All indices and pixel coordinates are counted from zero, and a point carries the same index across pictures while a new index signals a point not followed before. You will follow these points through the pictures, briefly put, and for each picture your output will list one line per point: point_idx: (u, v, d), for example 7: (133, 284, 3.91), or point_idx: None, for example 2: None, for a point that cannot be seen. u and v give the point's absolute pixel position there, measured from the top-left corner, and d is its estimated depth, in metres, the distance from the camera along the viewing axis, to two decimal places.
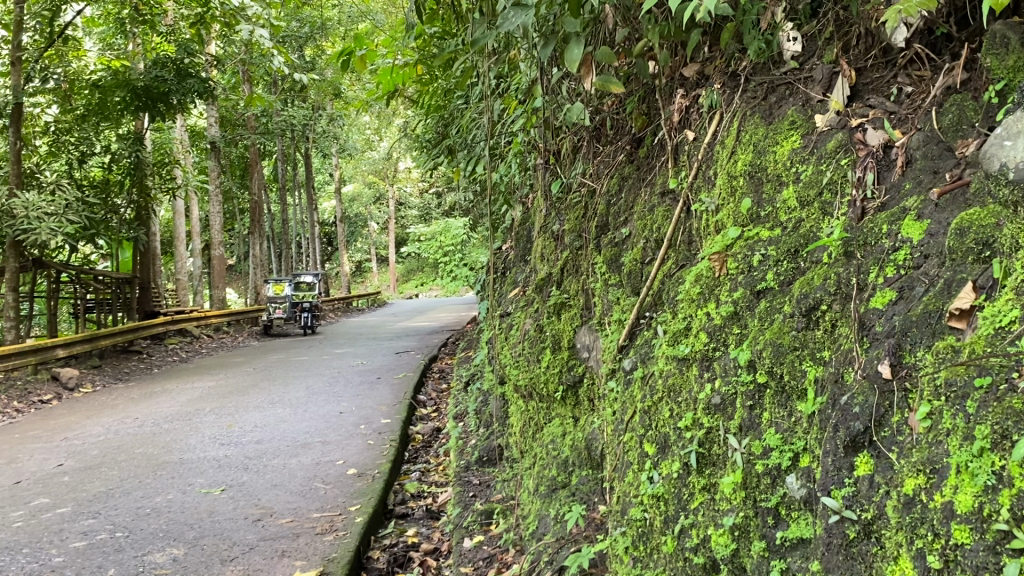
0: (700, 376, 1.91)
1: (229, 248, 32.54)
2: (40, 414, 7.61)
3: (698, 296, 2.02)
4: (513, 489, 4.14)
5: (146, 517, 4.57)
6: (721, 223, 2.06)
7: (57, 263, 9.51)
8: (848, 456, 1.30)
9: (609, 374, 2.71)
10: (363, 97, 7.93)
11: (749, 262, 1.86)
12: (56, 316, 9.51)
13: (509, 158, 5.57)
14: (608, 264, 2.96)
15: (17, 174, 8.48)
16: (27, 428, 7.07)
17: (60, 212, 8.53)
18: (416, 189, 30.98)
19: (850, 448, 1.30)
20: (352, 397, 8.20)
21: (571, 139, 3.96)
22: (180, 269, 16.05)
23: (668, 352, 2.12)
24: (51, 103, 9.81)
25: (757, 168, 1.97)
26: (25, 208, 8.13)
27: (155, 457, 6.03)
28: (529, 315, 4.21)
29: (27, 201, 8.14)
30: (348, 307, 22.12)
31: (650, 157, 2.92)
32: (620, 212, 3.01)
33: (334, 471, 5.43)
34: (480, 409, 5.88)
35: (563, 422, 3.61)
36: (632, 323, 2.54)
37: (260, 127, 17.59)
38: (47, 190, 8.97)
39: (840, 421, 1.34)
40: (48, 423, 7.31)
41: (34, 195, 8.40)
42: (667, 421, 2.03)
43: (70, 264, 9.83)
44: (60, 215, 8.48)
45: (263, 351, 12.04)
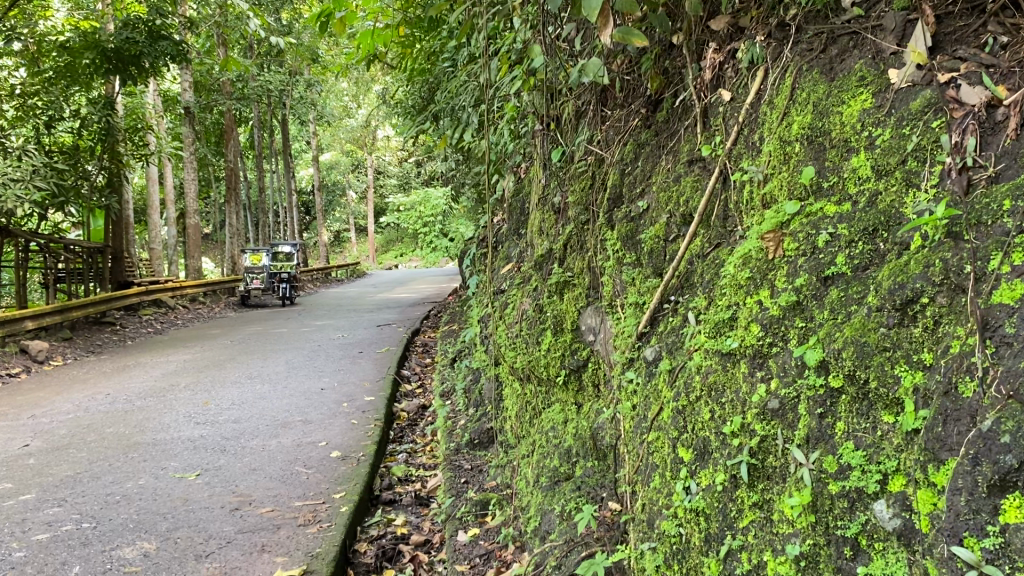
0: (749, 375, 1.65)
1: (205, 216, 31.91)
2: (7, 389, 7.25)
3: (745, 281, 1.75)
4: (509, 477, 3.88)
5: (116, 505, 4.27)
6: (773, 199, 1.79)
7: (26, 232, 9.11)
8: (991, 497, 1.06)
9: (626, 364, 2.43)
10: (343, 61, 7.58)
11: (812, 243, 1.60)
12: (25, 286, 9.12)
13: (501, 125, 5.25)
14: (622, 241, 2.67)
15: None
16: None
17: (27, 178, 8.13)
18: (396, 158, 30.49)
19: (995, 488, 1.07)
20: (333, 372, 7.91)
21: (574, 103, 3.67)
22: (155, 238, 15.60)
23: (705, 346, 1.85)
24: (18, 66, 9.35)
25: (818, 133, 1.71)
26: None
27: (127, 438, 5.71)
28: (527, 293, 3.94)
29: None
30: (326, 277, 21.73)
31: (672, 120, 2.65)
32: (637, 182, 2.73)
33: (316, 454, 5.15)
34: (469, 388, 5.61)
35: (566, 409, 3.35)
36: (654, 308, 2.26)
37: (236, 94, 17.09)
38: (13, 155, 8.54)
39: (982, 452, 1.09)
40: (15, 399, 6.96)
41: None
42: (706, 425, 1.76)
43: (40, 233, 9.42)
44: (26, 181, 8.08)
45: (240, 323, 11.70)
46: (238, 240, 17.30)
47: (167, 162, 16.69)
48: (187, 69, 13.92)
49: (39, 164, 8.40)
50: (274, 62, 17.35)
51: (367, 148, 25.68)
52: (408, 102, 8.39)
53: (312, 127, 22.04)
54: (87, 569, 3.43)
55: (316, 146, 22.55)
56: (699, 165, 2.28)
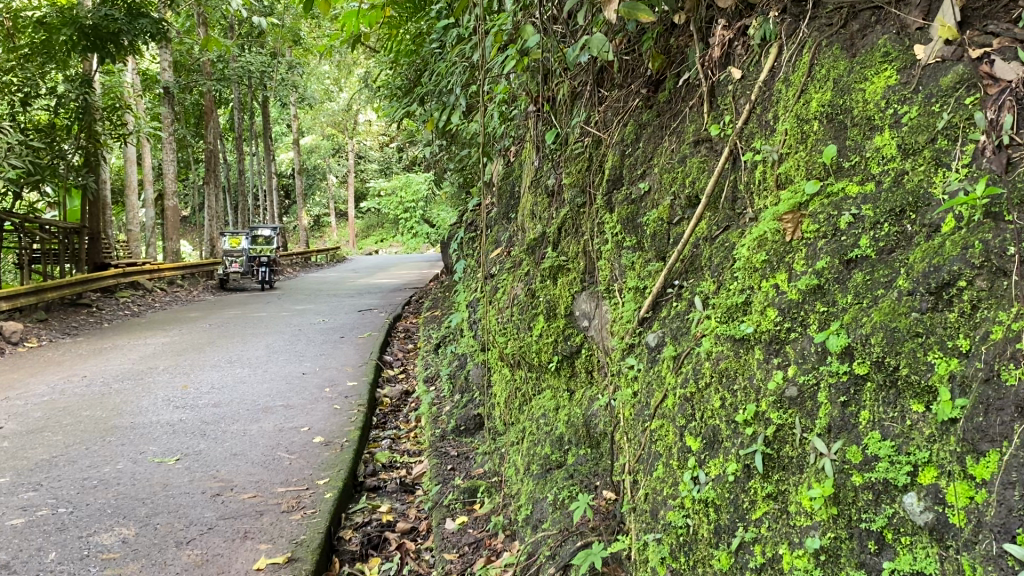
0: (764, 363, 1.58)
1: (182, 198, 31.49)
2: None
3: (761, 264, 1.69)
4: (497, 465, 3.81)
5: (93, 490, 4.16)
6: (789, 180, 1.73)
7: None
8: None
9: (626, 350, 2.36)
10: (327, 41, 7.45)
11: (834, 225, 1.54)
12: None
13: (490, 107, 5.15)
14: (623, 224, 2.60)
15: None
16: None
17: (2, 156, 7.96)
18: (377, 143, 30.24)
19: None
20: (314, 357, 7.81)
21: (569, 83, 3.58)
22: (132, 220, 15.36)
23: (716, 331, 1.78)
24: None
25: (840, 110, 1.64)
26: None
27: (104, 421, 5.59)
28: (518, 278, 3.86)
29: None
30: (306, 262, 21.53)
31: (676, 101, 2.57)
32: (638, 163, 2.66)
33: (298, 439, 5.06)
34: (455, 374, 5.54)
35: (558, 396, 3.28)
36: (657, 293, 2.19)
37: (216, 74, 16.83)
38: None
39: None
40: None
41: None
42: (715, 412, 1.69)
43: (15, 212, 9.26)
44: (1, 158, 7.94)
45: (219, 306, 11.54)
46: (216, 222, 17.07)
47: (145, 142, 16.41)
48: (167, 48, 13.66)
49: (14, 141, 8.28)
50: (255, 43, 17.08)
51: (348, 132, 25.42)
52: (393, 85, 8.25)
53: (293, 110, 21.77)
54: (63, 555, 3.33)
55: (297, 129, 22.28)
56: (706, 146, 2.20)
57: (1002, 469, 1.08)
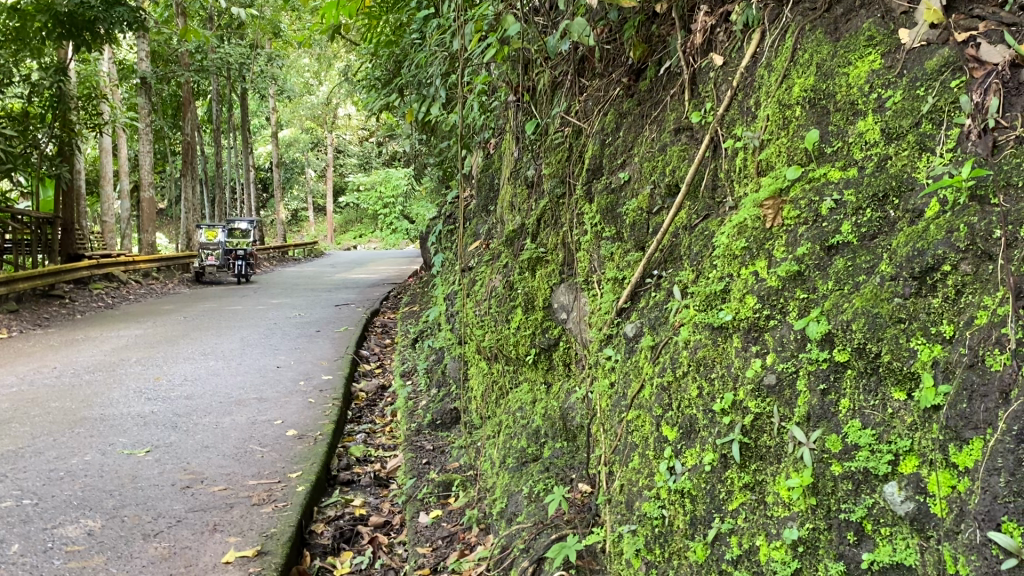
0: (743, 351, 1.55)
1: (159, 191, 31.13)
2: None
3: (740, 251, 1.65)
4: (473, 458, 3.77)
5: (59, 482, 4.08)
6: (769, 166, 1.70)
7: None
8: None
9: (604, 341, 2.33)
10: (306, 30, 7.35)
11: (816, 211, 1.51)
12: None
13: (470, 98, 5.10)
14: (602, 213, 2.56)
15: None
16: None
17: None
18: (357, 137, 30.05)
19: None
20: (290, 350, 7.72)
21: (550, 73, 3.54)
22: (107, 211, 15.16)
23: (694, 319, 1.74)
24: None
25: (823, 96, 1.62)
26: None
27: (73, 412, 5.48)
28: (496, 270, 3.82)
29: None
30: (284, 256, 21.36)
31: (657, 89, 2.54)
32: (618, 152, 2.62)
33: (271, 432, 4.99)
34: (432, 367, 5.49)
35: (535, 389, 3.25)
36: (635, 282, 2.16)
37: (193, 64, 16.63)
38: None
39: None
40: None
41: None
42: (693, 402, 1.66)
43: None
44: None
45: (195, 298, 11.41)
46: (193, 215, 16.87)
47: (121, 133, 16.19)
48: (144, 37, 13.47)
49: None
50: (234, 34, 16.90)
51: (328, 126, 25.24)
52: (372, 76, 8.17)
53: (272, 103, 21.57)
54: (26, 548, 3.24)
55: (276, 122, 22.08)
56: (686, 133, 2.17)
57: (987, 456, 1.06)
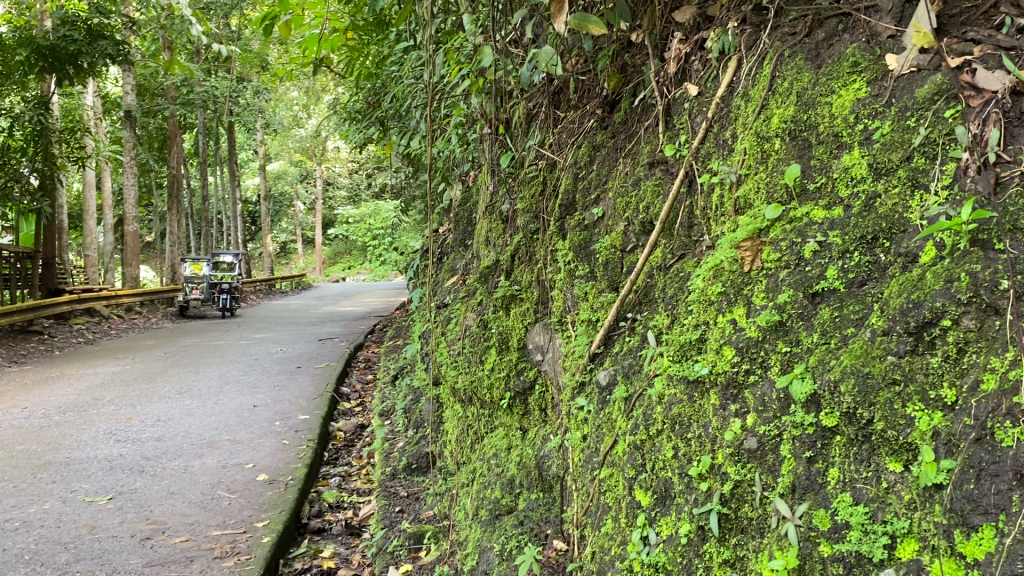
0: (719, 411, 1.40)
1: (144, 223, 30.89)
2: None
3: (717, 296, 1.50)
4: (446, 507, 3.58)
5: (12, 533, 3.86)
6: (745, 205, 1.56)
7: None
8: None
9: (576, 390, 2.17)
10: (288, 65, 7.27)
11: (797, 254, 1.36)
12: None
13: (449, 130, 4.96)
14: (575, 251, 2.41)
15: None
16: None
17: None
18: (346, 170, 29.93)
19: None
20: (268, 388, 7.50)
21: (525, 105, 3.41)
22: (91, 244, 14.97)
23: (668, 370, 1.59)
24: None
25: (803, 127, 1.48)
26: None
27: (38, 456, 5.27)
28: (471, 308, 3.67)
29: None
30: (271, 290, 21.12)
31: (632, 120, 2.40)
32: (591, 187, 2.49)
33: (242, 477, 4.79)
34: (410, 408, 5.30)
35: (509, 435, 3.08)
36: (608, 326, 2.01)
37: (180, 98, 16.56)
38: None
39: None
40: None
41: None
42: (667, 464, 1.50)
43: None
44: None
45: (177, 334, 11.20)
46: (178, 248, 16.67)
47: (105, 167, 16.02)
48: (129, 70, 13.38)
49: None
50: (220, 68, 16.84)
51: (316, 159, 25.14)
52: (354, 109, 8.05)
53: (259, 136, 21.47)
54: None
55: (264, 155, 21.95)
56: (661, 167, 2.03)
57: (1003, 554, 0.91)
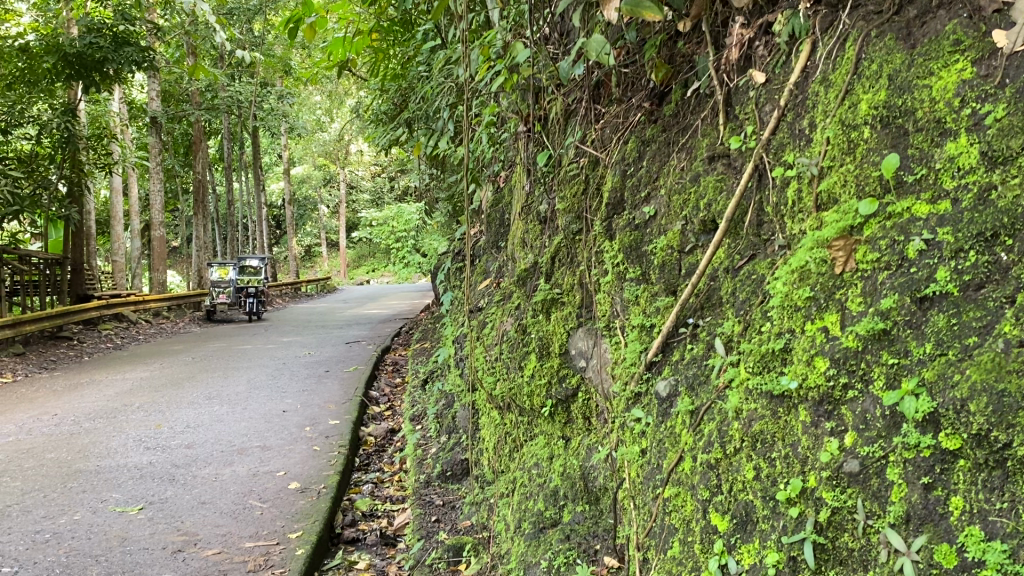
0: (811, 429, 1.27)
1: (171, 229, 31.08)
2: None
3: (804, 301, 1.37)
4: (485, 518, 3.46)
5: (43, 546, 3.79)
6: (831, 200, 1.43)
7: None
8: None
9: (631, 400, 2.03)
10: (312, 68, 7.20)
11: (899, 254, 1.23)
12: None
13: (479, 129, 4.84)
14: (625, 252, 2.28)
15: None
16: None
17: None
18: (369, 173, 29.93)
19: None
20: (297, 393, 7.43)
21: (563, 100, 3.29)
22: (119, 250, 15.00)
23: (745, 383, 1.45)
24: None
25: (897, 114, 1.34)
26: None
27: (68, 465, 5.21)
28: (507, 312, 3.55)
29: None
30: (296, 293, 21.13)
31: (685, 113, 2.27)
32: (641, 184, 2.35)
33: (273, 485, 4.69)
34: (442, 413, 5.19)
35: (551, 444, 2.95)
36: (668, 333, 1.88)
37: (205, 104, 16.58)
38: None
39: None
40: None
41: None
42: (748, 486, 1.37)
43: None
44: None
45: (204, 338, 11.17)
46: (205, 253, 16.70)
47: (132, 173, 16.07)
48: (154, 76, 13.39)
49: None
50: (244, 72, 16.85)
51: (340, 162, 25.16)
52: (379, 110, 7.96)
53: (283, 140, 21.48)
54: None
55: (288, 158, 21.97)
56: (723, 161, 1.89)
57: None
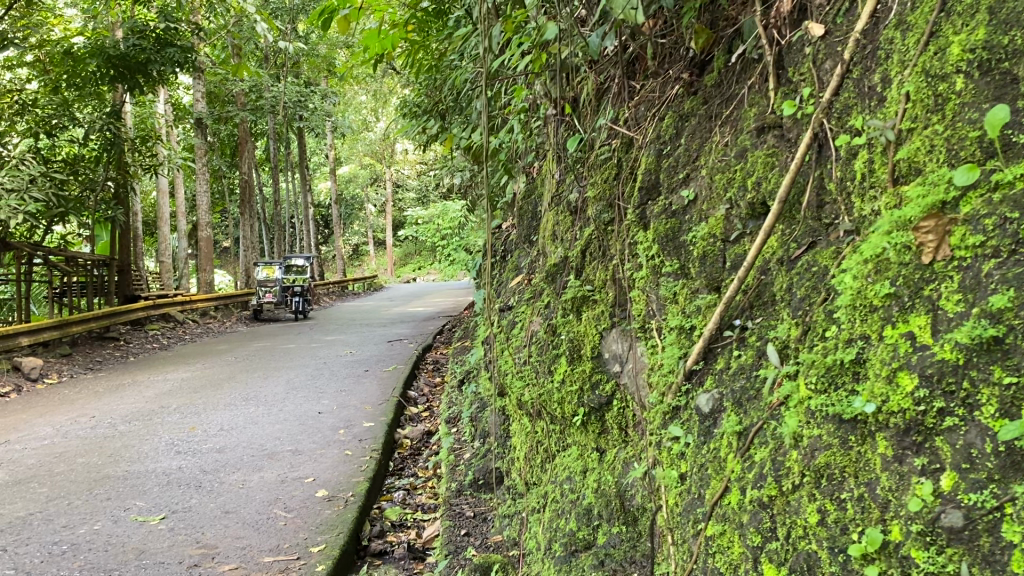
0: (893, 468, 0.98)
1: (220, 229, 31.38)
2: None
3: (882, 300, 1.07)
4: (517, 534, 3.19)
5: (58, 559, 3.62)
6: (912, 171, 1.14)
7: (27, 246, 8.50)
8: None
9: (667, 415, 1.74)
10: (347, 61, 6.96)
11: (1013, 235, 0.93)
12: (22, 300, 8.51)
13: (511, 118, 4.57)
14: (661, 243, 1.99)
15: None
16: None
17: (22, 188, 7.39)
18: (415, 172, 29.85)
19: None
20: (334, 393, 7.24)
21: (595, 79, 3.02)
22: (166, 251, 15.03)
23: (806, 402, 1.16)
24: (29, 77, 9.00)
25: (1001, 55, 1.04)
26: None
27: (97, 469, 5.07)
28: (539, 311, 3.28)
29: None
30: (343, 291, 21.09)
31: (728, 82, 1.98)
32: (679, 165, 2.06)
33: (300, 493, 4.48)
34: (476, 417, 4.93)
35: (585, 457, 2.66)
36: (710, 336, 1.60)
37: (249, 104, 16.53)
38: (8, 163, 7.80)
39: None
40: None
41: None
42: (810, 534, 1.09)
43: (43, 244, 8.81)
44: (22, 191, 7.40)
45: (249, 337, 11.09)
46: (251, 253, 16.71)
47: (179, 174, 16.10)
48: (200, 77, 13.37)
49: (36, 173, 7.70)
50: (289, 72, 16.80)
51: (385, 161, 25.14)
52: (415, 104, 7.70)
53: (329, 139, 21.43)
54: None
55: (335, 157, 21.94)
56: (774, 133, 1.60)
57: None
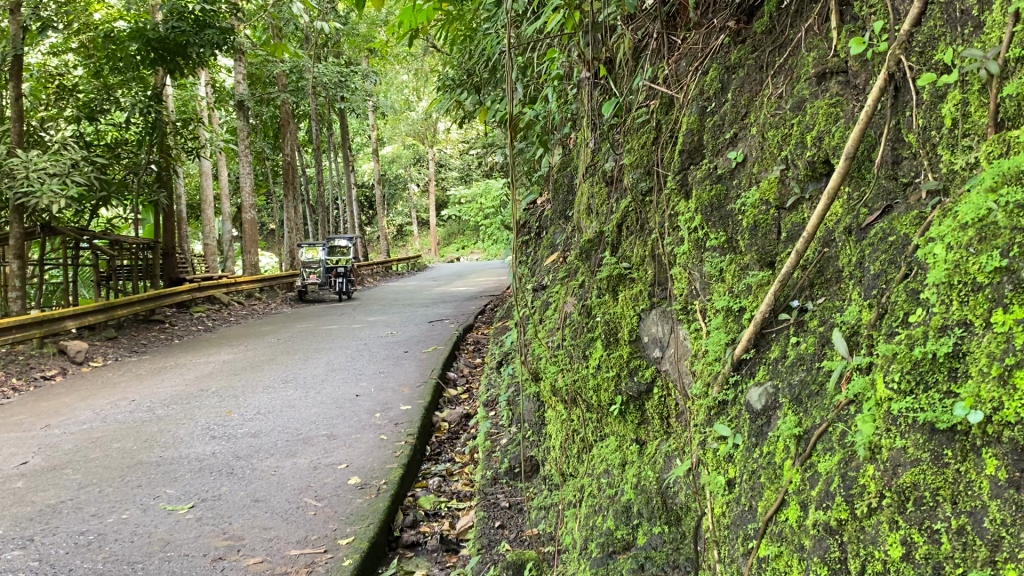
0: (1008, 496, 0.77)
1: (266, 211, 31.55)
2: (37, 394, 6.68)
3: (991, 277, 0.86)
4: (554, 527, 2.98)
5: (85, 549, 3.52)
6: None
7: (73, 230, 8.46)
8: None
9: (712, 411, 1.51)
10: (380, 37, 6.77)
11: None
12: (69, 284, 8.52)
13: (547, 87, 4.32)
14: (704, 212, 1.75)
15: (17, 133, 7.26)
16: (10, 412, 6.13)
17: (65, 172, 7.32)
18: (458, 151, 29.60)
19: None
20: (372, 375, 7.11)
21: (632, 37, 2.79)
22: (211, 233, 15.07)
23: (886, 404, 0.94)
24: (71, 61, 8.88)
25: None
26: (25, 168, 6.98)
27: (132, 455, 5.00)
28: (574, 290, 3.05)
29: (28, 159, 6.98)
30: (388, 272, 21.00)
31: (782, 26, 1.74)
32: (724, 124, 1.82)
33: (333, 479, 4.35)
34: (513, 400, 4.73)
35: (623, 448, 2.42)
36: (761, 319, 1.38)
37: (289, 85, 16.44)
38: (50, 148, 7.69)
39: None
40: (38, 404, 6.38)
41: (34, 154, 7.19)
42: (891, 572, 0.87)
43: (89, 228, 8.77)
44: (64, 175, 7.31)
45: (292, 318, 11.02)
46: (295, 235, 16.69)
47: (223, 157, 16.10)
48: (240, 59, 13.28)
49: (80, 158, 7.58)
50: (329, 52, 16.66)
51: (428, 142, 24.94)
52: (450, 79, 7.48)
53: (371, 120, 21.30)
54: None
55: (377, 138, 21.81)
56: (838, 79, 1.41)
57: None
